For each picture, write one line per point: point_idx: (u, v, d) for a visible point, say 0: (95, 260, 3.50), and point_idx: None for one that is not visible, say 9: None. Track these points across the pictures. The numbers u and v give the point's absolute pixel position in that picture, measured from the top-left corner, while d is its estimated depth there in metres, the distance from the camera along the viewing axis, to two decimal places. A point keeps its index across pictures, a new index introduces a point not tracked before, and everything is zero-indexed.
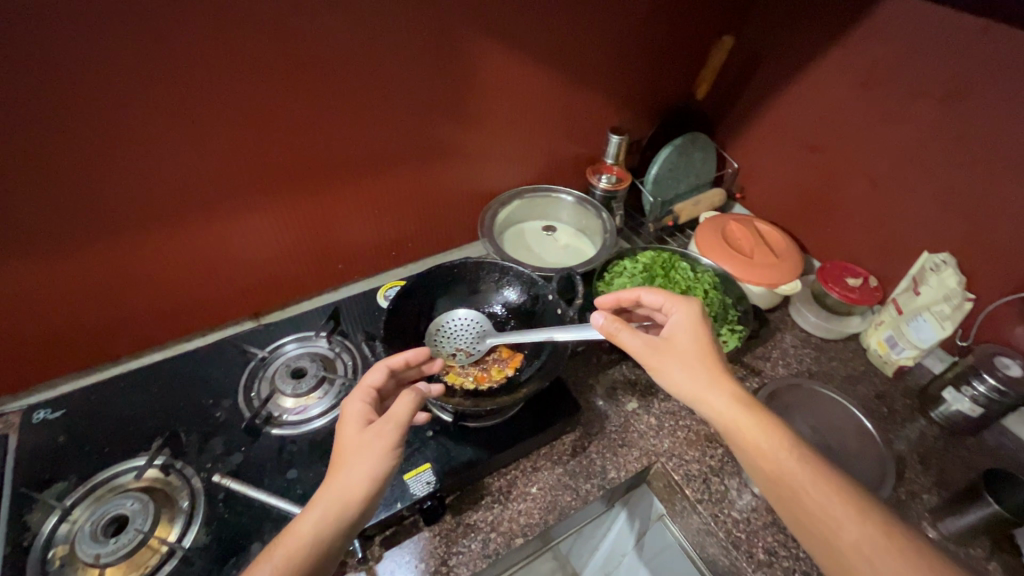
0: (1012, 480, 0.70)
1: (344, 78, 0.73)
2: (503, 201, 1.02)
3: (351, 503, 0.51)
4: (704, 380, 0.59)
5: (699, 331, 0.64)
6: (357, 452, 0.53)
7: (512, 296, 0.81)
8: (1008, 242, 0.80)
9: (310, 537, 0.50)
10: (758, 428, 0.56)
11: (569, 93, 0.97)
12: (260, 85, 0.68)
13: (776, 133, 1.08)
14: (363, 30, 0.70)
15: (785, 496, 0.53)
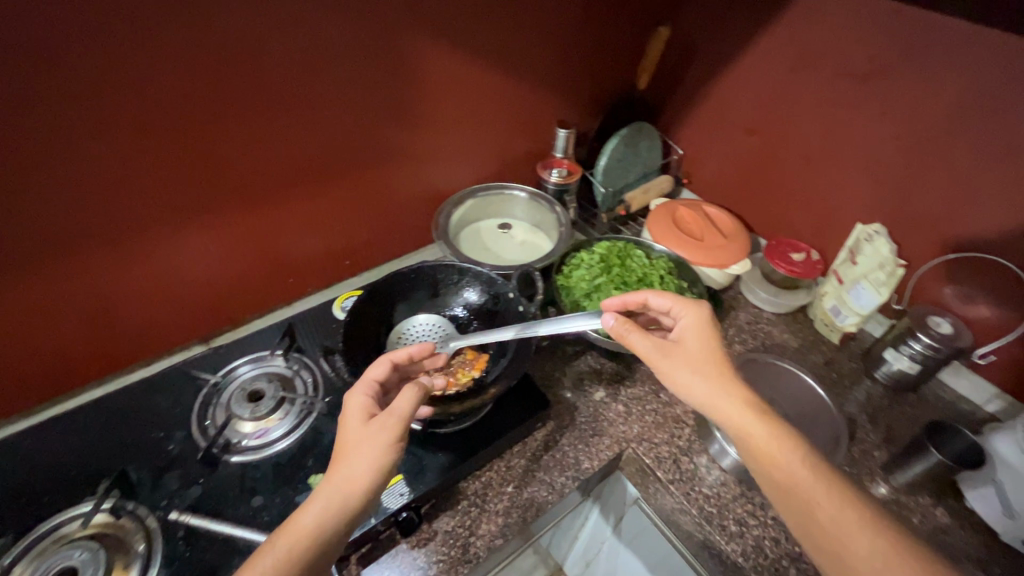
0: (951, 431, 0.78)
1: (284, 89, 0.71)
2: (457, 201, 1.01)
3: (353, 496, 0.51)
4: (721, 390, 0.60)
5: (710, 335, 0.65)
6: (360, 445, 0.54)
7: (473, 297, 0.80)
8: (932, 209, 0.86)
9: (312, 530, 0.49)
10: (770, 436, 0.57)
11: (515, 91, 0.97)
12: (191, 100, 0.65)
13: (716, 118, 1.11)
14: (298, 37, 0.68)
15: (797, 507, 0.54)
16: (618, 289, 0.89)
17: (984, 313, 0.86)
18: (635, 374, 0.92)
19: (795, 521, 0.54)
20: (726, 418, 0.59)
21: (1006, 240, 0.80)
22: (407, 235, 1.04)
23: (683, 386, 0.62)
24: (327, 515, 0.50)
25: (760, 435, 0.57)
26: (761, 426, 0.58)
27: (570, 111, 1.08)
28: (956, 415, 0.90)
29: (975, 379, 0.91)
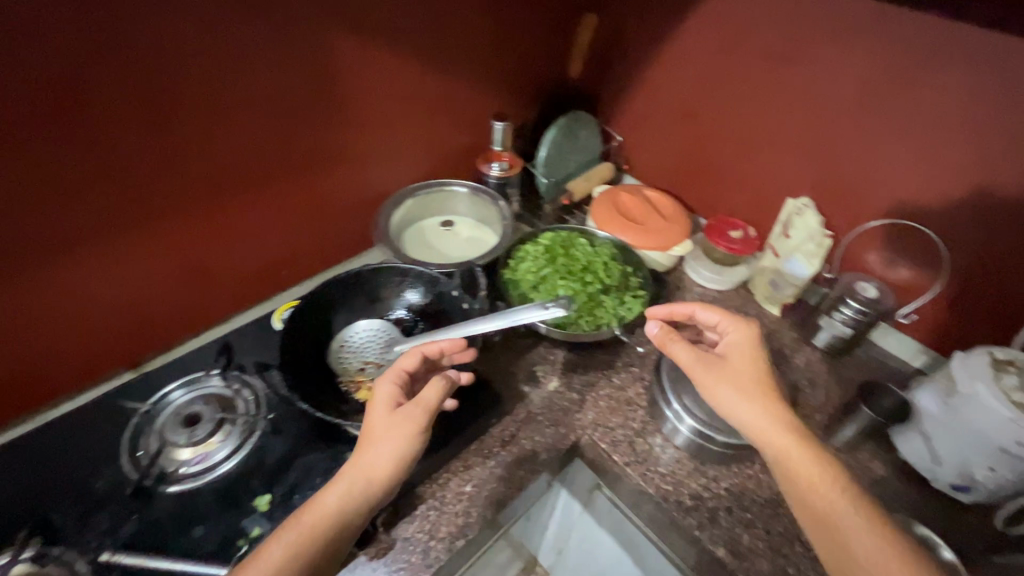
0: (880, 388, 0.84)
1: (197, 91, 0.68)
2: (396, 201, 0.97)
3: (373, 481, 0.57)
4: (765, 414, 0.64)
5: (756, 355, 0.69)
6: (385, 436, 0.59)
7: (417, 298, 0.77)
8: (853, 179, 0.91)
9: (336, 508, 0.56)
10: (809, 460, 0.61)
11: (448, 85, 0.96)
12: (93, 110, 0.61)
13: (651, 103, 1.13)
14: (212, 35, 0.65)
15: (828, 534, 0.57)
16: (563, 278, 0.89)
17: (905, 276, 0.92)
18: (588, 360, 0.93)
19: (821, 542, 0.58)
20: (763, 435, 0.64)
21: (919, 203, 0.85)
22: (346, 240, 1.00)
23: (724, 402, 0.66)
24: (349, 496, 0.57)
25: (798, 460, 0.61)
26: (797, 447, 0.62)
27: (506, 103, 1.08)
28: (889, 373, 0.96)
29: (902, 337, 0.96)
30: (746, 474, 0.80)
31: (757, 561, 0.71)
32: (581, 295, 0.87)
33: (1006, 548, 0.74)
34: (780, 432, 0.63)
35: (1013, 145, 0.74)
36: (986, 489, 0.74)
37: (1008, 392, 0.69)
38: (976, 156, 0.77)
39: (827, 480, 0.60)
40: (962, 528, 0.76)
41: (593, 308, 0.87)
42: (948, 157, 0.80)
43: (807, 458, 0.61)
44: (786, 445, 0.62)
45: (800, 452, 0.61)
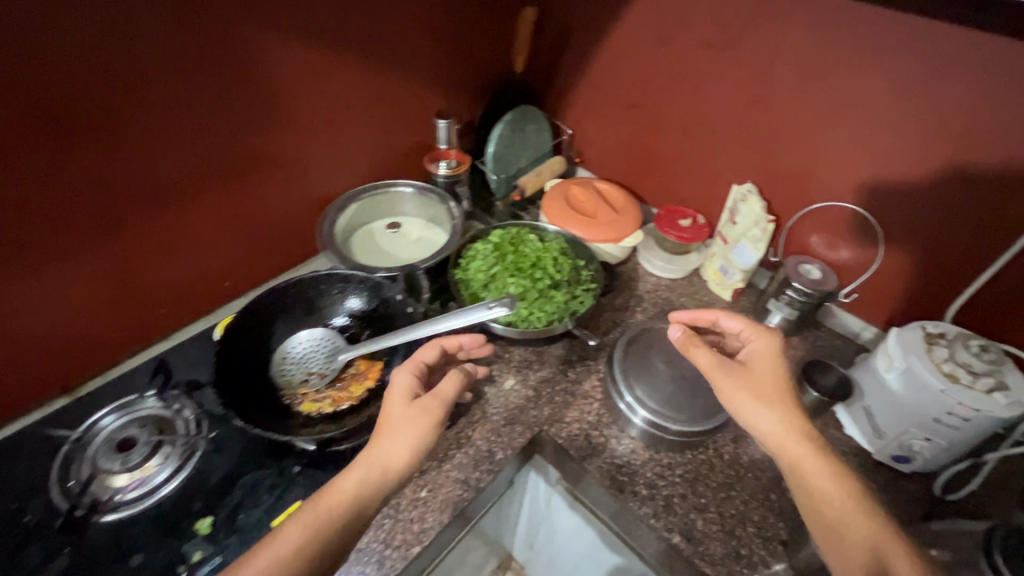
0: (821, 364, 0.84)
1: (113, 102, 0.64)
2: (341, 205, 0.95)
3: (390, 468, 0.59)
4: (786, 423, 0.66)
5: (778, 365, 0.71)
6: (403, 425, 0.62)
7: (361, 304, 0.76)
8: (792, 164, 0.93)
9: (353, 494, 0.57)
10: (825, 469, 0.63)
11: (389, 84, 0.94)
12: (9, 125, 0.58)
13: (598, 95, 1.13)
14: (132, 41, 0.62)
15: (839, 543, 0.60)
16: (513, 275, 0.88)
17: (846, 256, 0.95)
18: (543, 356, 0.93)
19: (834, 551, 0.60)
20: (781, 443, 0.66)
21: (855, 184, 0.88)
22: (290, 247, 0.97)
23: (747, 411, 0.69)
24: (365, 483, 0.58)
25: (816, 470, 0.63)
26: (811, 453, 0.64)
27: (452, 101, 1.06)
28: (835, 351, 0.99)
29: (846, 316, 0.99)
30: (699, 459, 0.81)
31: (710, 546, 0.72)
32: (530, 292, 0.86)
33: (946, 514, 0.77)
34: (796, 439, 0.65)
35: (937, 125, 0.76)
36: (924, 458, 0.77)
37: (940, 366, 0.72)
38: (904, 137, 0.80)
39: (838, 487, 0.62)
40: (905, 497, 0.78)
41: (543, 304, 0.86)
42: (878, 139, 0.82)
43: (818, 465, 0.63)
44: (800, 449, 0.65)
45: (814, 459, 0.64)
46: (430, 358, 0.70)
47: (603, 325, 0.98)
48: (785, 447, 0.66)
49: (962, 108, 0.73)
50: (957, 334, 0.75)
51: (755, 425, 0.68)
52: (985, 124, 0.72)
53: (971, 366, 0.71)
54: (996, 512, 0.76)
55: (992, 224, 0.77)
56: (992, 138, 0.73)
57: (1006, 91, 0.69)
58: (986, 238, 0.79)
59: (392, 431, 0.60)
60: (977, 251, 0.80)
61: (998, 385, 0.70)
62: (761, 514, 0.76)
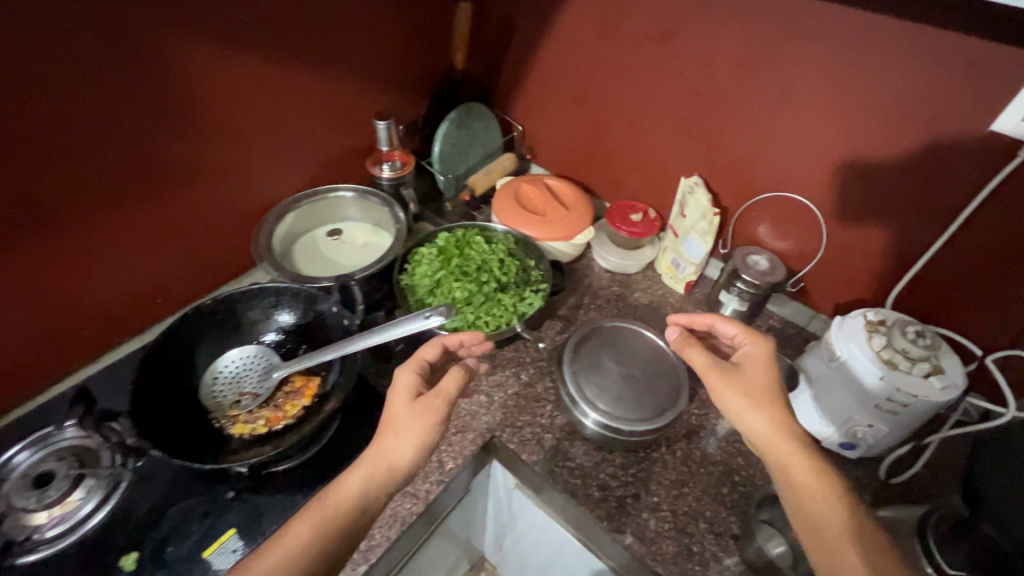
0: None
1: (19, 115, 0.60)
2: (278, 214, 0.91)
3: (394, 466, 0.61)
4: (776, 424, 0.66)
5: (772, 369, 0.71)
6: (408, 423, 0.63)
7: (295, 318, 0.73)
8: (737, 156, 0.92)
9: (359, 490, 0.59)
10: (811, 467, 0.63)
11: (324, 86, 0.90)
12: None
13: (545, 91, 1.11)
14: (31, 49, 0.58)
15: (818, 540, 0.59)
16: (459, 280, 0.86)
17: (792, 246, 0.95)
18: (495, 360, 0.91)
19: (813, 547, 0.59)
20: (772, 443, 0.66)
21: (796, 175, 0.88)
22: (227, 259, 0.93)
23: (737, 411, 0.69)
24: (371, 479, 0.60)
25: (802, 469, 0.63)
26: (794, 452, 0.64)
27: (394, 101, 1.03)
28: (787, 340, 0.99)
29: (796, 304, 1.00)
30: (652, 457, 0.81)
31: (663, 545, 0.72)
32: (477, 296, 0.85)
33: (889, 497, 0.78)
34: (785, 439, 0.65)
35: (870, 115, 0.76)
36: (868, 443, 0.78)
37: (880, 353, 0.72)
38: (840, 128, 0.79)
39: (825, 485, 0.62)
40: (852, 483, 0.80)
41: (490, 308, 0.84)
42: (816, 130, 0.82)
43: (804, 464, 0.63)
44: (789, 448, 0.65)
45: (800, 457, 0.64)
46: (433, 356, 0.72)
47: (556, 324, 0.98)
48: (774, 445, 0.66)
49: (893, 98, 0.73)
50: (896, 320, 0.75)
51: (748, 426, 0.68)
52: (915, 114, 0.72)
53: (909, 352, 0.71)
54: (937, 493, 0.78)
55: (926, 212, 0.78)
56: (922, 127, 0.73)
57: (934, 80, 0.69)
58: (922, 226, 0.79)
59: (396, 429, 0.62)
60: (914, 239, 0.81)
61: (934, 369, 0.71)
62: (713, 509, 0.76)
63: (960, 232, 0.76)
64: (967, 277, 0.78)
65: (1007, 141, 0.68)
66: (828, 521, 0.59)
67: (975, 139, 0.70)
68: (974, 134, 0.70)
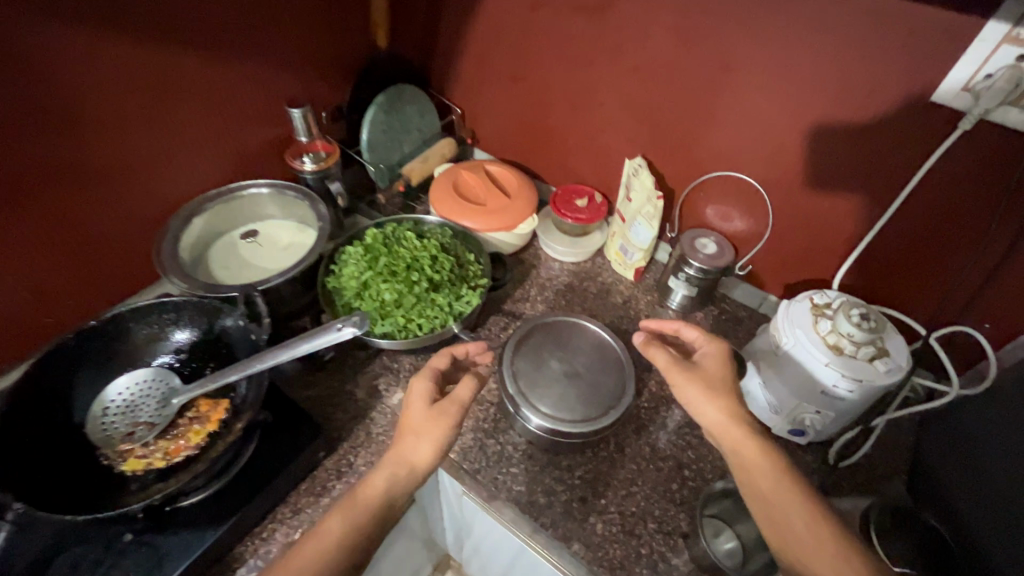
0: None
1: None
2: (186, 217, 0.81)
3: (416, 467, 0.63)
4: (730, 413, 0.63)
5: (730, 369, 0.68)
6: (426, 427, 0.65)
7: (195, 335, 0.66)
8: (681, 134, 0.87)
9: (383, 490, 0.61)
10: (762, 450, 0.60)
11: (229, 71, 0.80)
12: None
13: (482, 70, 1.04)
14: None
15: (773, 522, 0.55)
16: (387, 280, 0.79)
17: (740, 226, 0.92)
18: None
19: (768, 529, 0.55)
20: (726, 431, 0.63)
21: (741, 154, 0.83)
22: (129, 271, 0.83)
23: (692, 403, 0.66)
24: (393, 480, 0.62)
25: (752, 454, 0.60)
26: (745, 449, 0.60)
27: (315, 85, 0.94)
28: (739, 323, 0.96)
29: (747, 287, 0.97)
30: (600, 457, 0.77)
31: (610, 549, 0.69)
32: (408, 296, 0.78)
33: (838, 482, 0.77)
34: (738, 425, 0.62)
35: (813, 87, 0.71)
36: (816, 430, 0.76)
37: (824, 338, 0.70)
38: (784, 102, 0.75)
39: (779, 481, 0.57)
40: (800, 470, 0.78)
41: (422, 309, 0.78)
42: (759, 105, 0.77)
43: (757, 459, 0.59)
44: (738, 441, 0.61)
45: (748, 452, 0.60)
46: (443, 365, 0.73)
47: (501, 320, 0.93)
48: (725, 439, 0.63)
49: (836, 69, 0.69)
50: (842, 302, 0.72)
51: (705, 421, 0.65)
52: (858, 85, 0.68)
53: (855, 336, 0.68)
54: (883, 475, 0.77)
55: (871, 189, 0.75)
56: (865, 99, 0.69)
57: (876, 48, 0.65)
58: (867, 203, 0.76)
59: (417, 432, 0.65)
60: (859, 217, 0.78)
61: (879, 351, 0.69)
62: (661, 508, 0.73)
63: (903, 210, 0.74)
64: (911, 255, 0.76)
65: (949, 113, 0.64)
66: (788, 516, 0.55)
67: (916, 112, 0.66)
68: (916, 106, 0.66)
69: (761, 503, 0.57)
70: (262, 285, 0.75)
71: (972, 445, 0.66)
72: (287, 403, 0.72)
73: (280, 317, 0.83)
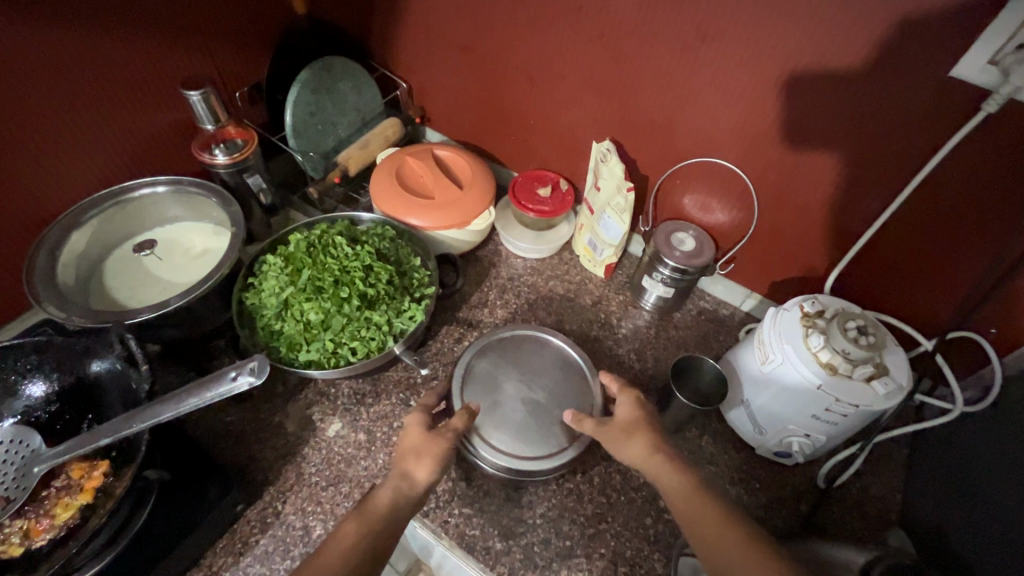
0: (681, 369, 0.73)
1: None
2: (70, 223, 0.67)
3: (417, 483, 0.55)
4: (670, 466, 0.54)
5: (646, 417, 0.60)
6: (425, 445, 0.58)
7: (59, 387, 0.55)
8: (654, 114, 0.75)
9: (388, 505, 0.52)
10: (718, 501, 0.50)
11: (103, 47, 0.65)
12: None
13: (426, 39, 0.89)
14: None
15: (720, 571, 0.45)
16: (312, 297, 0.67)
17: (721, 218, 0.81)
18: (378, 385, 0.75)
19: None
20: (662, 479, 0.54)
21: (723, 137, 0.72)
22: None
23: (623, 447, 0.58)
24: (400, 493, 0.54)
25: (698, 502, 0.50)
26: (706, 500, 0.50)
27: (222, 60, 0.79)
28: (720, 324, 0.87)
29: (729, 283, 0.87)
30: (566, 490, 0.69)
31: None
32: (336, 317, 0.67)
33: (826, 507, 0.70)
34: (679, 471, 0.53)
35: (809, 59, 0.60)
36: (804, 453, 0.68)
37: (817, 355, 0.60)
38: (773, 78, 0.63)
39: (730, 534, 0.47)
40: (786, 494, 0.71)
41: (355, 330, 0.67)
42: (742, 81, 0.65)
43: (715, 511, 0.49)
44: (699, 492, 0.51)
45: (707, 502, 0.50)
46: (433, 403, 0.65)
47: (455, 331, 0.83)
48: (682, 488, 0.52)
49: (838, 38, 0.57)
50: (836, 312, 0.63)
51: (653, 464, 0.55)
52: (863, 57, 0.57)
53: (851, 353, 0.59)
54: (873, 494, 0.71)
55: (871, 178, 0.64)
56: (869, 75, 0.57)
57: (887, 11, 0.53)
58: (865, 196, 0.66)
59: (417, 448, 0.57)
60: (854, 212, 0.68)
61: (878, 370, 0.60)
62: (634, 547, 0.65)
63: (908, 203, 0.64)
64: (912, 251, 0.67)
65: (969, 90, 0.53)
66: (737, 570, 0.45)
67: (929, 89, 0.55)
68: (930, 82, 0.55)
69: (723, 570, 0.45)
70: (129, 320, 0.60)
71: (977, 473, 0.59)
72: (192, 453, 0.62)
73: (190, 341, 0.71)
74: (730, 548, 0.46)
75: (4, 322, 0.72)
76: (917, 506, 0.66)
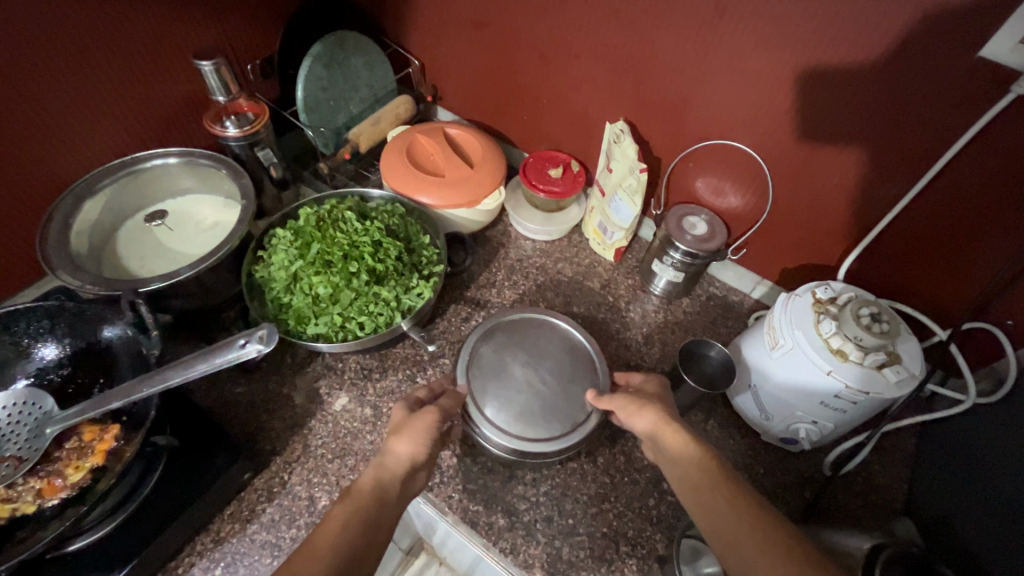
0: (689, 355, 0.73)
1: None
2: (82, 193, 0.67)
3: (397, 459, 0.55)
4: (678, 446, 0.54)
5: (666, 398, 0.62)
6: (409, 423, 0.58)
7: (70, 351, 0.56)
8: (669, 94, 0.74)
9: (373, 483, 0.53)
10: (722, 476, 0.49)
11: (115, 15, 0.64)
12: None
13: (439, 15, 0.88)
14: None
15: (729, 553, 0.45)
16: (321, 271, 0.67)
17: (734, 202, 0.80)
18: (385, 361, 0.76)
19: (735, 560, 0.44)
20: (672, 462, 0.53)
21: (739, 120, 0.71)
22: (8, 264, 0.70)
23: (649, 440, 0.58)
24: (383, 477, 0.54)
25: (705, 480, 0.50)
26: (710, 480, 0.50)
27: (234, 32, 0.78)
28: (729, 309, 0.87)
29: (740, 269, 0.87)
30: (569, 469, 0.69)
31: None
32: (344, 292, 0.67)
33: (830, 495, 0.70)
34: (689, 453, 0.53)
35: (832, 36, 0.58)
36: (812, 440, 0.68)
37: (827, 341, 0.60)
38: (794, 57, 0.61)
39: (733, 517, 0.46)
40: (791, 480, 0.71)
41: (363, 305, 0.67)
42: (759, 61, 0.64)
43: (713, 494, 0.48)
44: (695, 479, 0.50)
45: (705, 484, 0.49)
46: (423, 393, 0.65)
47: (463, 311, 0.83)
48: (679, 474, 0.52)
49: (864, 15, 0.55)
50: (849, 298, 0.61)
51: (663, 442, 0.55)
52: (890, 35, 0.54)
53: (863, 341, 0.58)
54: (877, 484, 0.70)
55: (889, 163, 0.63)
56: (894, 54, 0.55)
57: None
58: (882, 183, 0.65)
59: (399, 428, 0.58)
60: (872, 198, 0.67)
61: (890, 358, 0.59)
62: (636, 527, 0.65)
63: (928, 190, 0.62)
64: (930, 239, 0.66)
65: (998, 72, 0.51)
66: (744, 561, 0.43)
67: (956, 71, 0.53)
68: (958, 63, 0.53)
69: (727, 550, 0.45)
70: (141, 289, 0.60)
71: (986, 466, 0.58)
72: (202, 421, 0.63)
73: (201, 312, 0.72)
74: (733, 524, 0.46)
75: (22, 286, 0.73)
76: (924, 500, 0.65)
